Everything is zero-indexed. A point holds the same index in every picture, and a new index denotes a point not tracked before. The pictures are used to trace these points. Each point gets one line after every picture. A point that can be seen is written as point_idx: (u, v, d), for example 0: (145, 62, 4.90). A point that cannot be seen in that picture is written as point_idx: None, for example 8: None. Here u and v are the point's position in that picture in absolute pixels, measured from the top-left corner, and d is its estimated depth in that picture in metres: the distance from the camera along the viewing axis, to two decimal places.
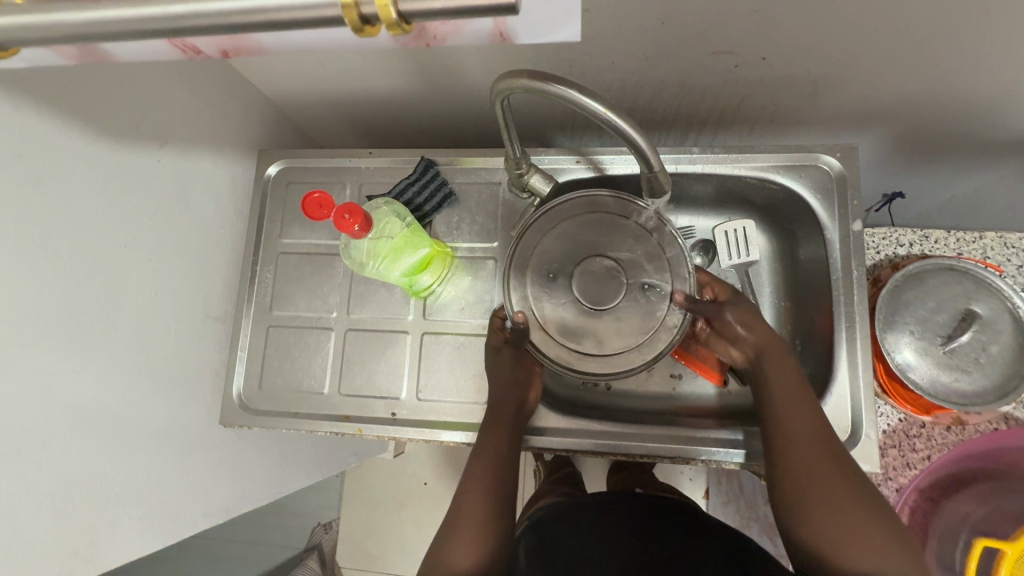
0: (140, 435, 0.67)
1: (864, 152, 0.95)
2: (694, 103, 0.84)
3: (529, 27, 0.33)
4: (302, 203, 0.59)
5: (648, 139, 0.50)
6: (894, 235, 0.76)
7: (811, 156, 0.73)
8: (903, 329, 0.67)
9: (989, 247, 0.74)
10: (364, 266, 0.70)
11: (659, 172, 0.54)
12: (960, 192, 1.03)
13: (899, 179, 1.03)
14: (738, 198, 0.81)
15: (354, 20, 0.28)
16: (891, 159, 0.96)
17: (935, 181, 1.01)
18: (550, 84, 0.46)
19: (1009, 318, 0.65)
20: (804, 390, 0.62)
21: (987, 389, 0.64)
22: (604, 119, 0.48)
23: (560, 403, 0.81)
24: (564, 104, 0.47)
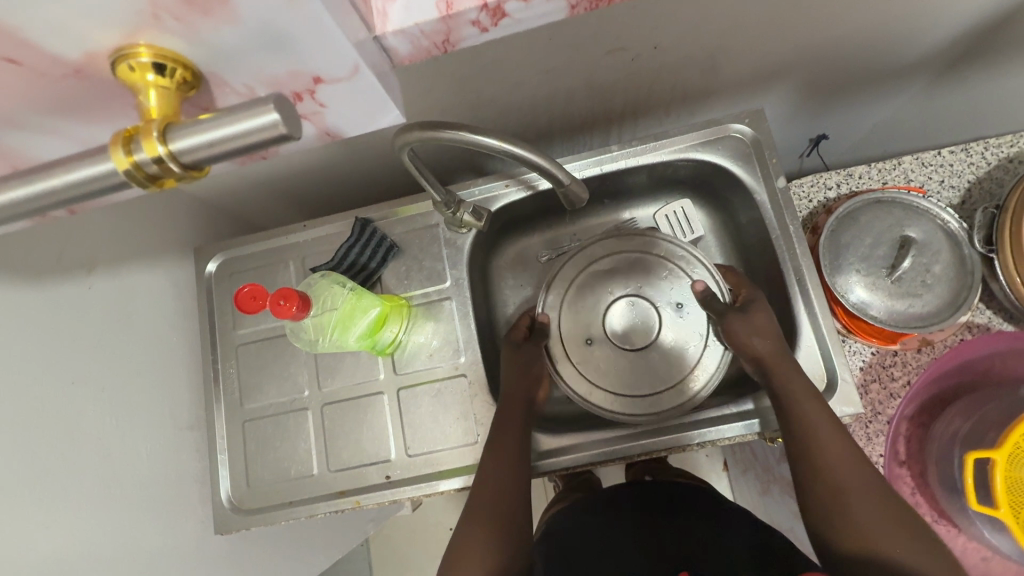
0: (131, 568, 0.64)
1: (777, 107, 0.98)
2: (606, 100, 0.86)
3: (348, 124, 0.45)
4: (235, 299, 0.57)
5: (551, 158, 0.52)
6: (821, 181, 0.79)
7: (723, 127, 0.75)
8: (850, 270, 0.69)
9: (909, 171, 0.77)
10: (321, 339, 0.70)
11: (572, 185, 0.56)
12: (877, 121, 1.07)
13: (817, 124, 1.06)
14: (668, 181, 0.83)
15: (137, 175, 0.33)
16: (803, 109, 1.00)
17: (850, 118, 1.06)
18: (442, 131, 0.47)
19: (940, 234, 0.69)
20: (827, 413, 0.61)
21: (940, 305, 0.67)
22: (504, 151, 0.49)
23: (550, 423, 0.81)
24: (461, 146, 0.48)
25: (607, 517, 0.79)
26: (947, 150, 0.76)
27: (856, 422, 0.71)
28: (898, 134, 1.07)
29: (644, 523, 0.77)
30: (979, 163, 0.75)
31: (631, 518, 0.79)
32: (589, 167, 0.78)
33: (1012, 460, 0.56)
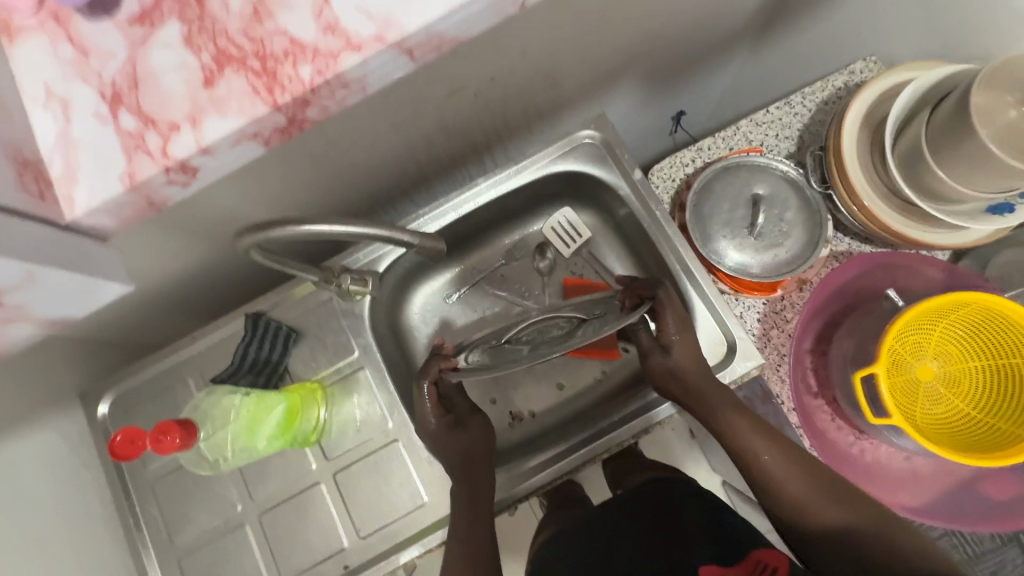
0: None
1: (630, 99, 1.05)
2: (465, 134, 0.89)
3: None
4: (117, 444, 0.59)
5: (389, 227, 0.56)
6: (678, 160, 0.84)
7: (573, 137, 0.79)
8: (719, 237, 0.74)
9: (748, 132, 0.84)
10: (229, 456, 0.70)
11: (422, 240, 0.62)
12: (722, 89, 1.16)
13: (671, 104, 1.14)
14: (543, 195, 0.86)
15: None
16: (653, 95, 1.07)
17: (698, 92, 1.14)
18: (273, 229, 0.48)
19: (783, 184, 0.75)
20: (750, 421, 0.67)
21: (800, 247, 0.73)
22: (339, 231, 0.51)
23: (500, 456, 0.81)
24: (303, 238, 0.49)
25: (595, 530, 0.81)
26: (773, 107, 0.84)
27: (768, 370, 0.75)
28: (742, 95, 1.17)
29: (626, 524, 0.79)
30: (801, 112, 0.84)
31: (615, 523, 0.81)
32: (464, 204, 0.80)
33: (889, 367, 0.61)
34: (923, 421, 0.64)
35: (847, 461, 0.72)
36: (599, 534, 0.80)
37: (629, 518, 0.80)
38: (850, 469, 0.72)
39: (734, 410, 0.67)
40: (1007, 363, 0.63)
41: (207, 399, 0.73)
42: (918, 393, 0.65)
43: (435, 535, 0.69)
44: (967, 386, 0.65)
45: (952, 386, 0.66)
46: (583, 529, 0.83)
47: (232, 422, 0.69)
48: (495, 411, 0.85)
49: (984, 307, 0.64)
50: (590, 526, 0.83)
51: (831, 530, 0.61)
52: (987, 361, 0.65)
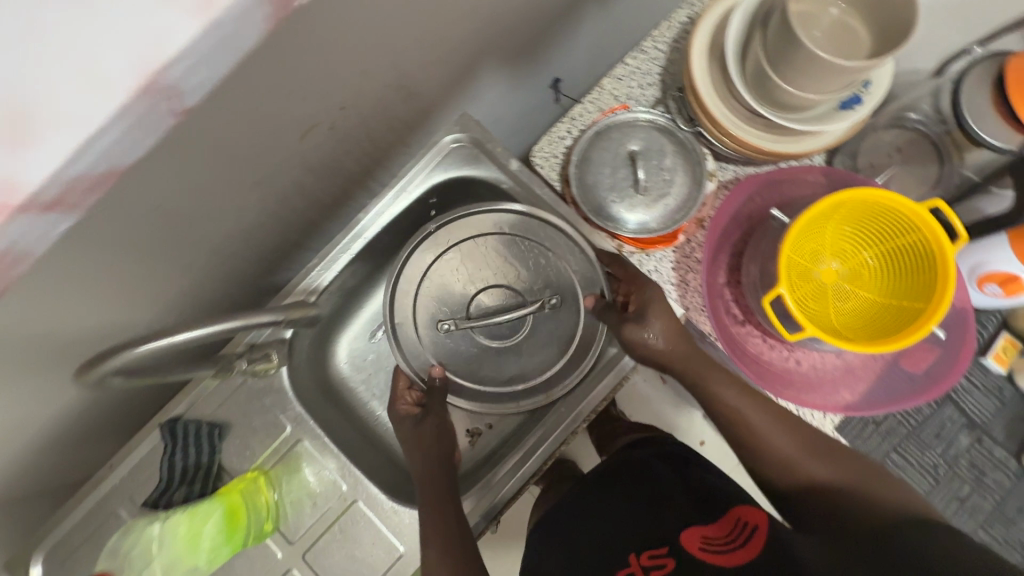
0: None
1: (499, 82, 1.03)
2: (336, 166, 0.85)
3: None
4: None
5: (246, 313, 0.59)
6: (553, 135, 0.83)
7: (442, 142, 0.77)
8: (610, 201, 0.74)
9: (613, 90, 0.85)
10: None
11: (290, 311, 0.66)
12: (588, 47, 1.15)
13: (543, 75, 1.13)
14: (434, 207, 0.84)
15: None
16: (521, 71, 1.06)
17: (565, 56, 1.13)
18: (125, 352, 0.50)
19: (654, 132, 0.76)
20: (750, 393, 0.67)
21: (687, 189, 0.74)
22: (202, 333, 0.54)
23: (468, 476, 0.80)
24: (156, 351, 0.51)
25: (582, 509, 0.80)
26: (628, 59, 0.85)
27: (693, 314, 0.77)
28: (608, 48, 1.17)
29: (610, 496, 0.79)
30: (655, 56, 0.84)
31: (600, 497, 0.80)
32: (353, 242, 0.77)
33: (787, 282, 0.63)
34: (835, 321, 0.67)
35: (784, 378, 0.73)
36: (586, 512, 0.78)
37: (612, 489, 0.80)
38: (789, 383, 0.74)
39: (726, 383, 0.66)
40: (897, 245, 0.66)
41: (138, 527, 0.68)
42: (825, 296, 0.68)
43: None
44: (868, 274, 0.68)
45: (854, 279, 0.68)
46: (569, 511, 0.81)
47: (163, 552, 0.66)
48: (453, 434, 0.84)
49: (864, 200, 0.65)
50: (575, 508, 0.81)
51: (817, 486, 0.63)
52: (879, 246, 0.67)
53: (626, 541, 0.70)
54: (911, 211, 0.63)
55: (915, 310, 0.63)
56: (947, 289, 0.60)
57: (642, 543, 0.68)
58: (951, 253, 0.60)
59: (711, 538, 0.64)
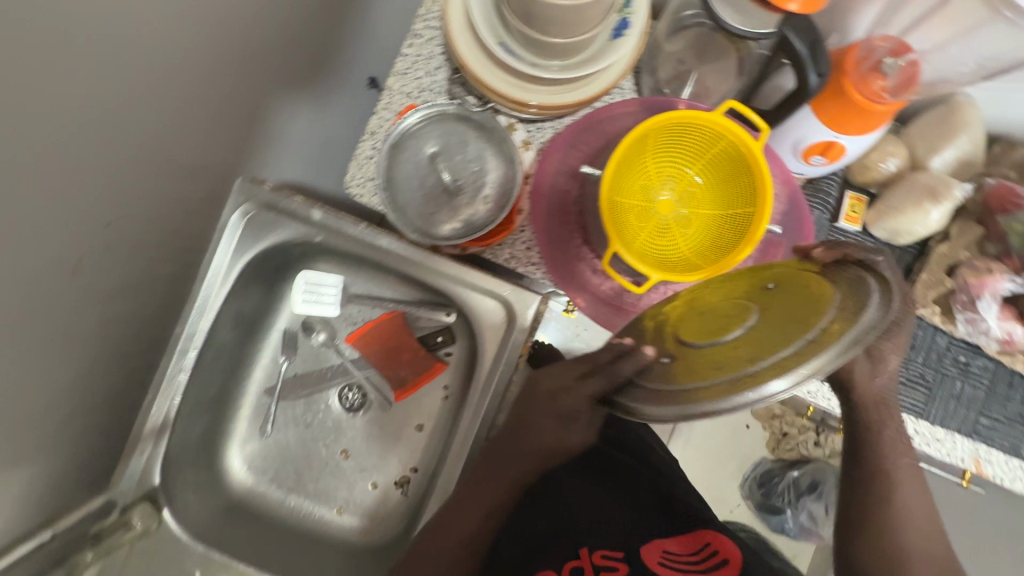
0: None
1: (298, 112, 0.93)
2: (142, 284, 0.76)
3: None
4: None
5: None
6: (359, 159, 0.76)
7: (231, 219, 0.68)
8: (432, 215, 0.68)
9: (400, 89, 0.78)
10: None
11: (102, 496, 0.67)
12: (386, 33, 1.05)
13: (351, 81, 1.03)
14: (262, 280, 0.76)
15: None
16: (321, 89, 0.96)
17: (365, 53, 1.03)
18: None
19: (449, 124, 0.70)
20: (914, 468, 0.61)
21: (502, 172, 0.69)
22: None
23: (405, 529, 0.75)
24: None
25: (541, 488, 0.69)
26: (405, 50, 0.78)
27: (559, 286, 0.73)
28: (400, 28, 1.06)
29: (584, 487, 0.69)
30: (430, 37, 0.77)
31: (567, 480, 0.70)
32: (183, 362, 0.70)
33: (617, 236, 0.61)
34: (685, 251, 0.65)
35: None
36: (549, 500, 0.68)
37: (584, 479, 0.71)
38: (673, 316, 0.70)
39: (904, 451, 0.61)
40: (713, 155, 0.64)
41: None
42: (669, 230, 0.66)
43: None
44: (700, 192, 0.66)
45: (690, 201, 0.66)
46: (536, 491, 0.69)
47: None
48: (382, 492, 0.79)
49: (668, 126, 0.63)
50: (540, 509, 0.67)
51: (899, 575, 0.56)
52: (699, 161, 0.65)
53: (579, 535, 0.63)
54: (710, 122, 0.61)
55: (747, 216, 0.62)
56: (765, 188, 0.60)
57: (602, 540, 0.62)
58: (757, 151, 0.60)
59: (670, 551, 0.60)
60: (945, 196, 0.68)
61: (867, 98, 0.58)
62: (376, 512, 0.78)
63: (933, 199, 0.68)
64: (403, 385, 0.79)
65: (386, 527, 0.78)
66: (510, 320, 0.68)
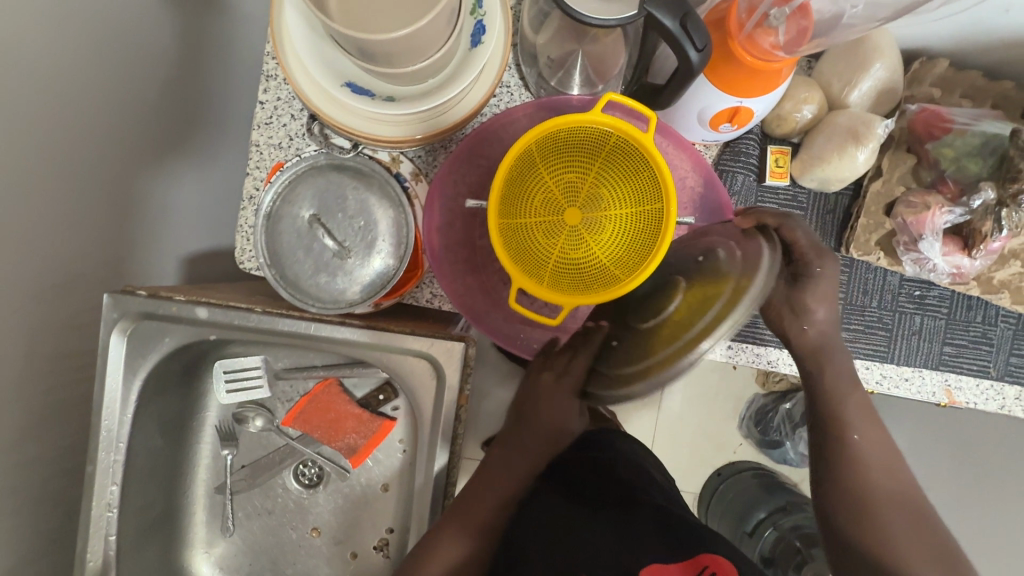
0: None
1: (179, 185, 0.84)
2: (49, 418, 0.70)
3: None
4: None
5: None
6: (243, 232, 0.69)
7: (115, 337, 0.64)
8: (329, 282, 0.62)
9: (266, 139, 0.68)
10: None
11: None
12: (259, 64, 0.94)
13: (235, 127, 0.93)
14: (173, 381, 0.71)
15: None
16: (200, 151, 0.86)
17: (242, 93, 0.92)
18: None
19: (322, 179, 0.63)
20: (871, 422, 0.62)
21: (391, 217, 0.63)
22: None
23: None
24: None
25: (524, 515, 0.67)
26: (260, 97, 0.68)
27: (474, 320, 0.66)
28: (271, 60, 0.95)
29: (570, 509, 0.65)
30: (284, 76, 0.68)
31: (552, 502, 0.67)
32: (110, 494, 0.66)
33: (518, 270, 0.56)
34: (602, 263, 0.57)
35: None
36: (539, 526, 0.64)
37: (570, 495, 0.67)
38: None
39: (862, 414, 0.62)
40: (608, 149, 0.56)
41: None
42: (583, 243, 0.57)
43: None
44: (607, 192, 0.57)
45: (598, 204, 0.56)
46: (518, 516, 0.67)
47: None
48: (364, 559, 0.76)
49: (546, 134, 0.56)
50: (529, 535, 0.64)
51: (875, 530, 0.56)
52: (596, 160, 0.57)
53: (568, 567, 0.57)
54: (592, 118, 0.55)
55: (656, 212, 0.55)
56: (665, 176, 0.54)
57: (600, 569, 0.56)
58: (649, 142, 0.53)
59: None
60: (868, 137, 0.63)
61: (759, 58, 0.53)
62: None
63: (857, 143, 0.63)
64: (354, 452, 0.74)
65: None
66: (438, 374, 0.65)
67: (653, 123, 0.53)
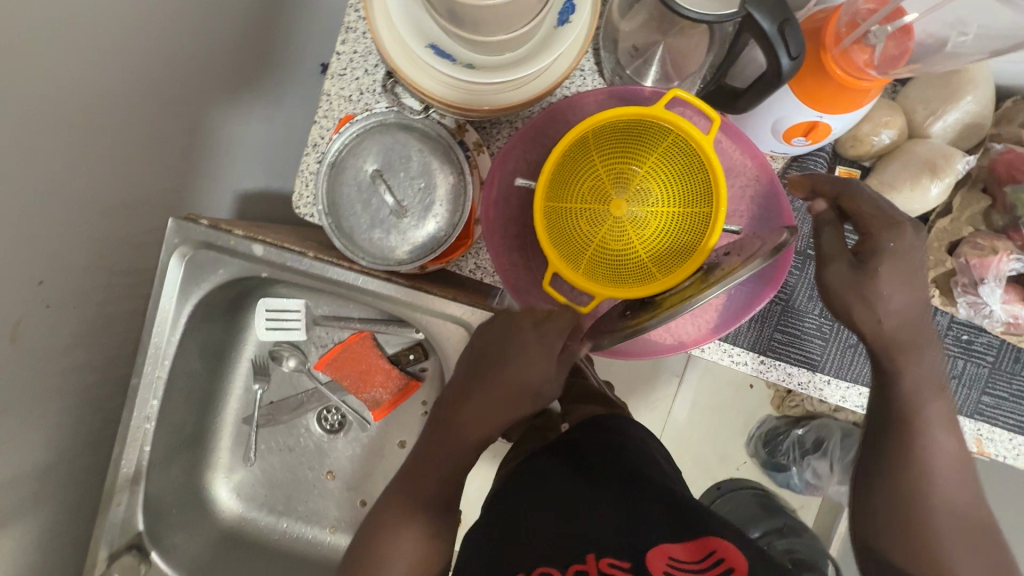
0: None
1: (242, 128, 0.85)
2: (101, 331, 0.74)
3: None
4: None
5: None
6: (305, 176, 0.70)
7: (173, 263, 0.67)
8: (381, 238, 0.64)
9: (337, 91, 0.69)
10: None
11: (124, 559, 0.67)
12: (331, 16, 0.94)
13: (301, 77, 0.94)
14: (219, 313, 0.74)
15: None
16: (265, 96, 0.88)
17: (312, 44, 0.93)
18: None
19: (389, 137, 0.64)
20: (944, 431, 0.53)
21: (448, 185, 0.64)
22: None
23: None
24: None
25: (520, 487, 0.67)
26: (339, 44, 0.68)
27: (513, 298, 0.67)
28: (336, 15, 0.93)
29: (564, 482, 0.65)
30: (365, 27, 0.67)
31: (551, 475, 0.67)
32: (149, 407, 0.69)
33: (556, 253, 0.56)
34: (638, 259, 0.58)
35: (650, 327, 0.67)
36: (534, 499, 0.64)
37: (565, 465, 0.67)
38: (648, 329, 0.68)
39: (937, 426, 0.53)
40: (664, 147, 0.56)
41: None
42: (625, 236, 0.58)
43: None
44: (654, 188, 0.58)
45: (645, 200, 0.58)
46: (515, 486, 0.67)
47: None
48: (374, 509, 0.79)
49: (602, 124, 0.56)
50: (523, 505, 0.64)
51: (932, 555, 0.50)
52: (649, 157, 0.57)
53: (565, 541, 0.57)
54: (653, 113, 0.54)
55: (702, 216, 0.55)
56: (718, 182, 0.53)
57: (602, 546, 0.55)
58: (707, 144, 0.53)
59: (679, 558, 0.52)
60: (945, 170, 0.61)
61: (849, 73, 0.52)
62: None
63: (932, 174, 0.62)
64: (379, 405, 0.77)
65: None
66: None
67: (715, 125, 0.52)
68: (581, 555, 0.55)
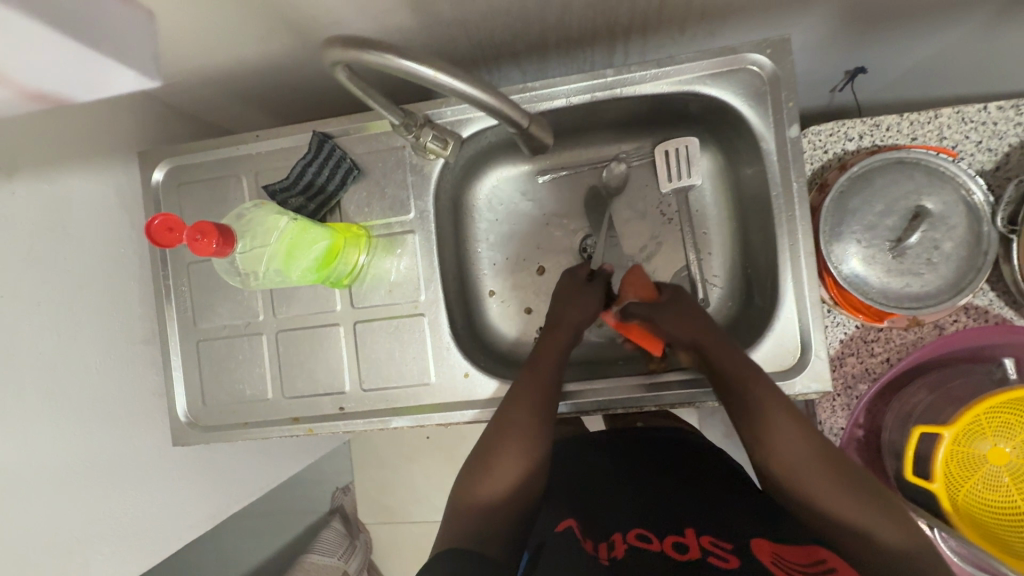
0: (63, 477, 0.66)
1: (825, 35, 0.79)
2: (604, 8, 0.71)
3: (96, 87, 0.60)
4: (147, 232, 0.53)
5: (498, 95, 0.45)
6: (842, 130, 0.69)
7: (738, 58, 0.63)
8: (850, 239, 0.63)
9: (946, 126, 0.67)
10: (260, 273, 0.66)
11: (531, 127, 0.50)
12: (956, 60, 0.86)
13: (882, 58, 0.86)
14: (672, 111, 0.72)
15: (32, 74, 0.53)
16: (860, 42, 0.81)
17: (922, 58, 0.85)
18: (367, 53, 0.40)
19: (960, 208, 0.61)
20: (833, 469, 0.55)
21: (941, 287, 0.61)
22: (441, 84, 0.42)
23: (499, 361, 0.77)
24: (384, 72, 0.41)
25: (580, 475, 0.70)
26: (996, 105, 0.65)
27: (823, 396, 0.69)
28: (980, 79, 0.84)
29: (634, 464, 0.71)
30: None
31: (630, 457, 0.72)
32: (580, 94, 0.67)
33: (960, 435, 0.55)
34: (959, 499, 0.57)
35: None
36: (593, 493, 0.67)
37: (622, 471, 0.70)
38: None
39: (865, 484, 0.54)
40: None
41: (230, 215, 0.67)
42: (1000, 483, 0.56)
43: (430, 417, 0.69)
44: None
45: None
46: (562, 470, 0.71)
47: (272, 244, 0.63)
48: (527, 321, 0.81)
49: None
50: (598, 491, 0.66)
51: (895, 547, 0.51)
52: None
53: (642, 520, 0.60)
54: None
55: None
56: None
57: (702, 526, 0.57)
58: None
59: (783, 556, 0.52)
60: None
61: None
62: (510, 325, 0.81)
63: None
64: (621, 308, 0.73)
65: (503, 343, 0.80)
66: (782, 371, 0.62)
67: None
68: (678, 531, 0.57)
